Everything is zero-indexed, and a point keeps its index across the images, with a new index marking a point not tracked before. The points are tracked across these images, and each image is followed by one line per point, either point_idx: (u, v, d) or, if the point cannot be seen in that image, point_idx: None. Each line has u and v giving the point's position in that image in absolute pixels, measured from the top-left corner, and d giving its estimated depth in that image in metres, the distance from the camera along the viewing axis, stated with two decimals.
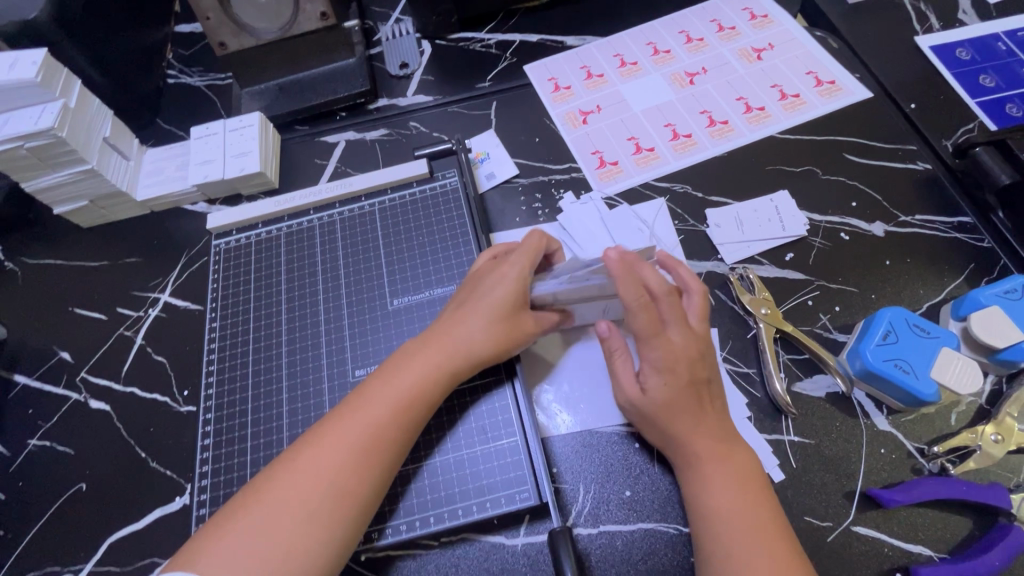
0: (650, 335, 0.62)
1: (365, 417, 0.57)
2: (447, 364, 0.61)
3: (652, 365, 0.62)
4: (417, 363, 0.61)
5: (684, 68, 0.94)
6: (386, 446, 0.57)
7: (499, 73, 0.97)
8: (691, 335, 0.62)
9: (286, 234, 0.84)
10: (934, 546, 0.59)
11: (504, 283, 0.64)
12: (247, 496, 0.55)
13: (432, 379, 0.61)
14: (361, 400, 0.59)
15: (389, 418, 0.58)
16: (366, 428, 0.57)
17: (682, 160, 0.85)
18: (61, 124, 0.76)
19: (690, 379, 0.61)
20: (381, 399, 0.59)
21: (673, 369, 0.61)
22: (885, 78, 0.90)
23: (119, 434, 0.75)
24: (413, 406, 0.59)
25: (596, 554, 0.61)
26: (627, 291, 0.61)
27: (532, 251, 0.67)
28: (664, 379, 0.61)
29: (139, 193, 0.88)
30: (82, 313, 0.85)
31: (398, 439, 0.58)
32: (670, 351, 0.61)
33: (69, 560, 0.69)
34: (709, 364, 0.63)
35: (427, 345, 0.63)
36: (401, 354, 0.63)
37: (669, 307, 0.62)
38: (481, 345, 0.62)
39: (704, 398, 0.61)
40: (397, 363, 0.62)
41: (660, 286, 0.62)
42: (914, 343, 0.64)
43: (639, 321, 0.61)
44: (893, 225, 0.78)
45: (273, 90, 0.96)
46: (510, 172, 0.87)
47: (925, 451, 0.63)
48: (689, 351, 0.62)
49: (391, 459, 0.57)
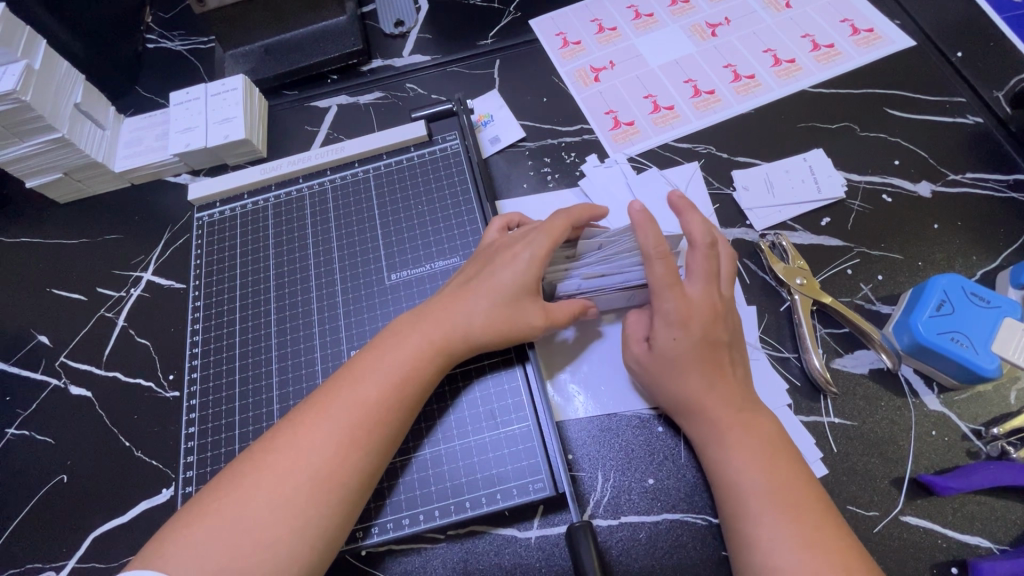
0: (667, 286, 0.55)
1: (352, 396, 0.52)
2: (445, 340, 0.56)
3: (663, 319, 0.56)
4: (410, 339, 0.56)
5: (705, 19, 0.86)
6: (374, 429, 0.51)
7: (502, 29, 0.89)
8: (711, 291, 0.56)
9: (274, 204, 0.77)
10: (993, 537, 0.53)
11: (514, 265, 0.57)
12: (223, 479, 0.50)
13: (427, 356, 0.55)
14: (349, 378, 0.53)
15: (378, 398, 0.52)
16: (352, 408, 0.51)
17: (705, 118, 0.78)
18: (25, 87, 0.68)
19: (709, 339, 0.55)
20: (369, 378, 0.53)
21: (686, 325, 0.55)
22: (930, 24, 0.81)
23: (102, 423, 0.70)
24: (406, 387, 0.53)
25: (617, 548, 0.56)
26: (648, 234, 0.55)
27: (557, 232, 0.58)
28: (682, 350, 0.55)
29: (116, 164, 0.81)
30: (60, 294, 0.79)
31: (389, 422, 0.52)
32: (685, 305, 0.55)
33: (50, 556, 0.64)
34: (728, 326, 0.57)
35: (421, 320, 0.57)
36: (393, 329, 0.57)
37: (698, 259, 0.57)
38: (482, 324, 0.56)
39: (721, 361, 0.56)
40: (389, 338, 0.56)
41: (703, 236, 0.57)
42: (972, 314, 0.57)
43: (657, 270, 0.55)
44: (940, 185, 0.70)
45: (258, 52, 0.89)
46: (516, 135, 0.80)
47: (983, 433, 0.57)
48: (707, 307, 0.56)
49: (381, 444, 0.52)
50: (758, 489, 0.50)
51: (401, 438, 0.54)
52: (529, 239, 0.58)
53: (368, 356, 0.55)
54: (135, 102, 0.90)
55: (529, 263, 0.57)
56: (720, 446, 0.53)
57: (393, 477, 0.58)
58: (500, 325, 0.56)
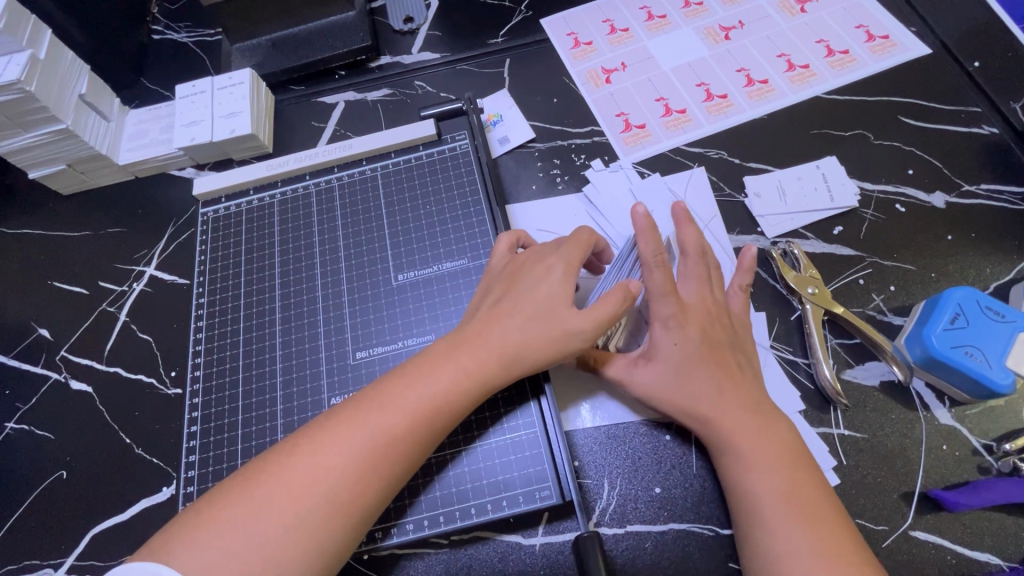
0: (665, 292, 0.56)
1: (381, 419, 0.51)
2: (483, 366, 0.54)
3: (661, 321, 0.56)
4: (448, 367, 0.54)
5: (719, 22, 0.85)
6: (399, 457, 0.50)
7: (513, 28, 0.88)
8: (705, 293, 0.58)
9: (281, 200, 0.76)
10: (1002, 553, 0.53)
11: (548, 279, 0.57)
12: (234, 483, 0.49)
13: (463, 385, 0.53)
14: (378, 399, 0.52)
15: (408, 426, 0.51)
16: (382, 432, 0.50)
17: (717, 123, 0.77)
18: (29, 77, 0.67)
19: (708, 342, 0.56)
20: (400, 403, 0.52)
21: (686, 326, 0.56)
22: (946, 32, 0.80)
23: (103, 419, 0.69)
24: (436, 418, 0.52)
25: (622, 556, 0.56)
26: (645, 243, 0.57)
27: (585, 244, 0.60)
28: (685, 355, 0.55)
29: (121, 157, 0.80)
30: (60, 287, 0.78)
31: (411, 451, 0.51)
32: (682, 307, 0.56)
33: (48, 553, 0.63)
34: (728, 328, 0.58)
35: (458, 347, 0.55)
36: (430, 353, 0.55)
37: (692, 266, 0.59)
38: (526, 344, 0.54)
39: (727, 362, 0.56)
40: (424, 363, 0.55)
41: (696, 245, 0.59)
42: (985, 329, 0.57)
43: (656, 276, 0.56)
44: (954, 196, 0.70)
45: (266, 46, 0.88)
46: (525, 136, 0.79)
47: (994, 448, 0.57)
48: (702, 310, 0.57)
49: (401, 471, 0.51)
50: (774, 499, 0.50)
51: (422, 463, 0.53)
52: (561, 255, 0.58)
53: (401, 379, 0.53)
54: (140, 93, 0.89)
55: (562, 278, 0.57)
56: (735, 456, 0.52)
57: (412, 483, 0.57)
58: (539, 342, 0.54)
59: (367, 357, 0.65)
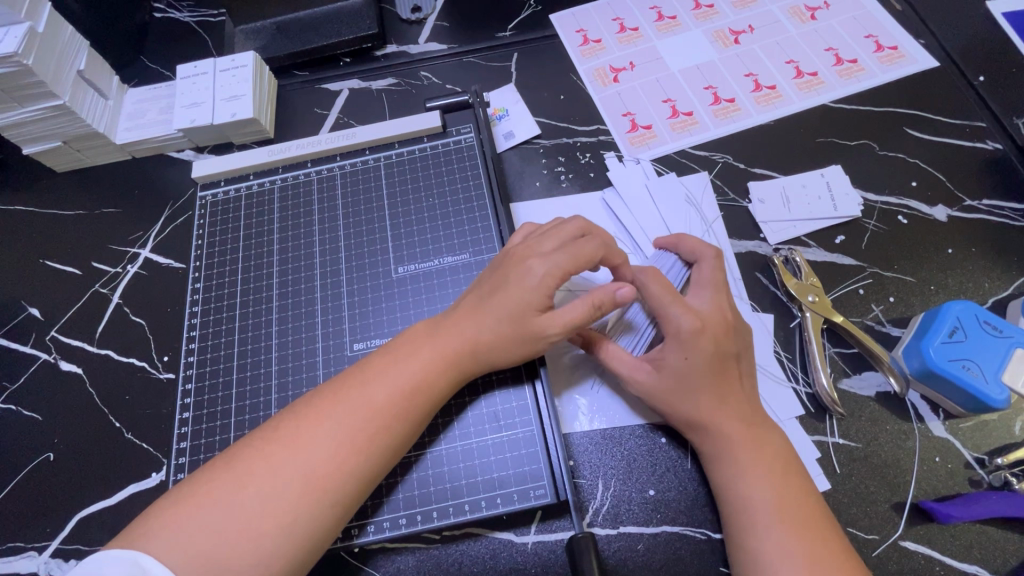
0: (669, 303, 0.56)
1: (360, 398, 0.51)
2: (459, 350, 0.54)
3: (675, 336, 0.55)
4: (424, 348, 0.54)
5: (728, 25, 0.85)
6: (376, 436, 0.50)
7: (522, 22, 0.87)
8: (720, 302, 0.57)
9: (281, 187, 0.75)
10: (990, 566, 0.54)
11: (520, 266, 0.56)
12: (218, 463, 0.48)
13: (438, 365, 0.53)
14: (359, 380, 0.52)
15: (386, 407, 0.51)
16: (360, 411, 0.50)
17: (723, 127, 0.77)
18: (27, 50, 0.66)
19: (720, 352, 0.55)
20: (379, 382, 0.52)
21: (697, 340, 0.54)
22: (955, 46, 0.80)
23: (92, 402, 0.68)
24: (416, 398, 0.52)
25: (614, 557, 0.56)
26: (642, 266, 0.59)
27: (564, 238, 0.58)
28: (692, 368, 0.54)
29: (119, 136, 0.79)
30: (53, 266, 0.77)
31: (390, 432, 0.51)
32: (697, 318, 0.55)
33: (30, 537, 0.62)
34: (738, 339, 0.57)
35: (438, 331, 0.55)
36: (409, 336, 0.56)
37: (704, 274, 0.59)
38: (501, 328, 0.54)
39: (729, 374, 0.55)
40: (404, 345, 0.55)
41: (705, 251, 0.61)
42: (984, 344, 0.57)
43: (655, 290, 0.56)
44: (956, 210, 0.70)
45: (271, 29, 0.86)
46: (530, 131, 0.78)
47: (986, 462, 0.57)
48: (715, 320, 0.56)
49: (380, 455, 0.50)
50: (769, 502, 0.50)
51: (406, 448, 0.53)
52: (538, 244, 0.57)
53: (382, 359, 0.54)
54: (140, 72, 0.87)
55: (537, 264, 0.56)
56: (732, 461, 0.52)
57: (406, 472, 0.57)
58: (515, 326, 0.54)
59: (364, 349, 0.64)
